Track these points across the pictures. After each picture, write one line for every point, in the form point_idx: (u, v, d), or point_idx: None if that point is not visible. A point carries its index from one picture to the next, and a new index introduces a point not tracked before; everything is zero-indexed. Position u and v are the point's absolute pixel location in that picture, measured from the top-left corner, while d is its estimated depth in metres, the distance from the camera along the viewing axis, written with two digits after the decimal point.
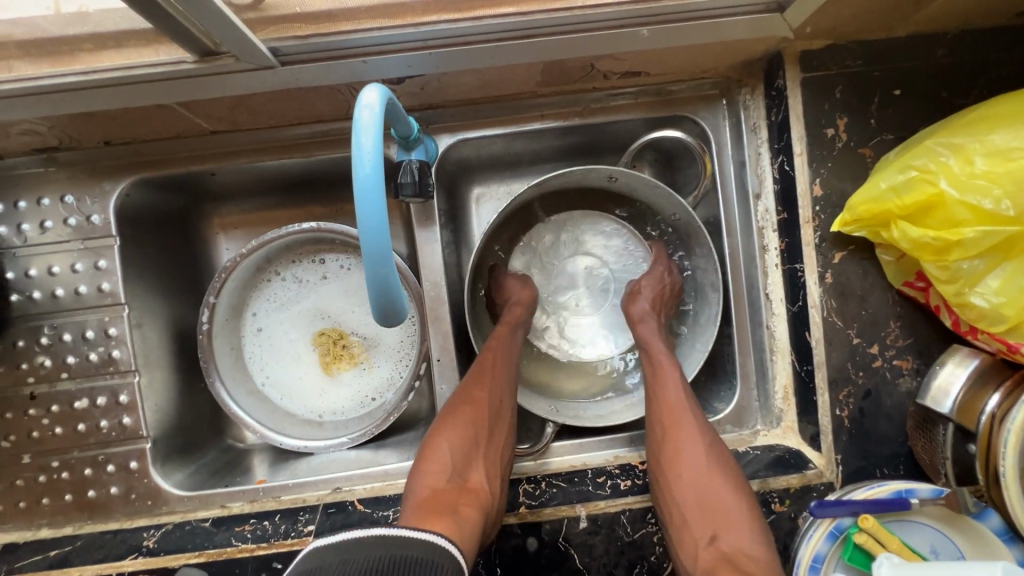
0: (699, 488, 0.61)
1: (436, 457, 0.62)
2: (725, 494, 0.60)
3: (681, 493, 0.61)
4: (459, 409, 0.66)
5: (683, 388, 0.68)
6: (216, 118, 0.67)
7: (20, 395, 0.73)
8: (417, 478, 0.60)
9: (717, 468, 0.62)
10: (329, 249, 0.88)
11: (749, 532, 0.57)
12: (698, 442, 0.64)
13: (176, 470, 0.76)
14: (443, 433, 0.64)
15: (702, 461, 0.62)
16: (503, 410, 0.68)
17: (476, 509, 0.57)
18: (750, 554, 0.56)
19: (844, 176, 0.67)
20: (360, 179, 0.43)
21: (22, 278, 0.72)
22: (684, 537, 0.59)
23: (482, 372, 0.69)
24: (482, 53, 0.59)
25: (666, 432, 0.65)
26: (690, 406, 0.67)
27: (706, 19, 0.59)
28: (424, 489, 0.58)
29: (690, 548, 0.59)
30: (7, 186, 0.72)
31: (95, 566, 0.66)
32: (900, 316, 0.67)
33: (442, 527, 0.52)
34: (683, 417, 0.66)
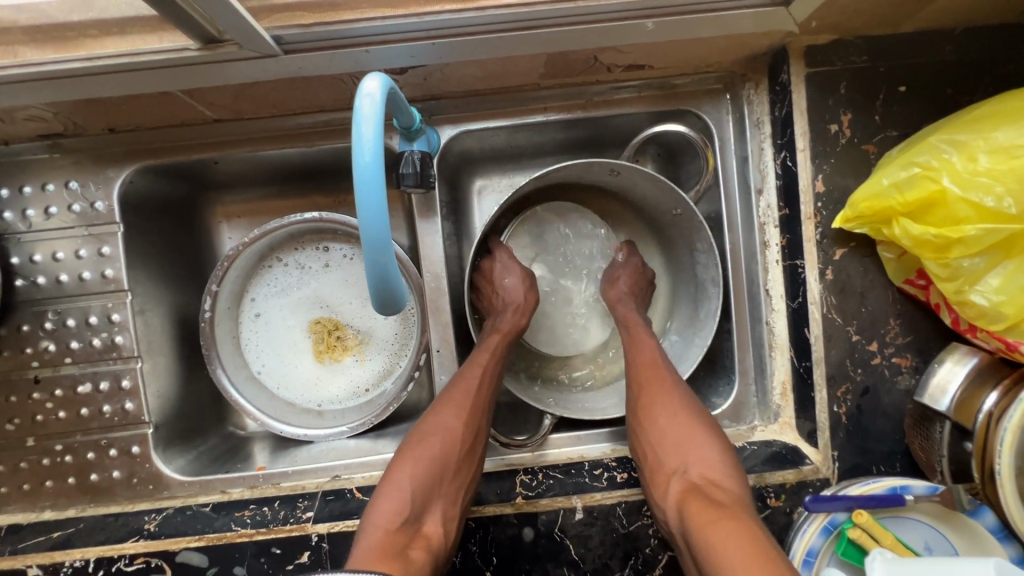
0: (669, 429, 0.62)
1: (395, 492, 0.59)
2: (696, 433, 0.61)
3: (656, 434, 0.63)
4: (428, 441, 0.64)
5: (659, 351, 0.70)
6: (220, 106, 0.67)
7: (25, 378, 0.73)
8: (371, 515, 0.58)
9: (688, 413, 0.63)
10: (331, 238, 0.89)
11: (718, 465, 0.58)
12: (672, 392, 0.65)
13: (177, 455, 0.77)
14: (407, 468, 0.61)
15: (674, 406, 0.64)
16: (474, 447, 0.66)
17: (424, 557, 0.56)
18: (721, 484, 0.56)
19: (847, 172, 0.67)
20: (359, 168, 0.43)
21: (27, 263, 0.73)
22: (657, 472, 0.60)
23: (462, 399, 0.67)
24: (485, 44, 0.59)
25: (642, 386, 0.67)
26: (665, 363, 0.69)
27: (711, 12, 0.59)
28: (378, 529, 0.56)
29: (663, 485, 0.59)
30: (12, 172, 0.73)
31: (97, 548, 0.67)
32: (900, 314, 0.67)
33: (393, 574, 0.51)
34: (656, 372, 0.68)
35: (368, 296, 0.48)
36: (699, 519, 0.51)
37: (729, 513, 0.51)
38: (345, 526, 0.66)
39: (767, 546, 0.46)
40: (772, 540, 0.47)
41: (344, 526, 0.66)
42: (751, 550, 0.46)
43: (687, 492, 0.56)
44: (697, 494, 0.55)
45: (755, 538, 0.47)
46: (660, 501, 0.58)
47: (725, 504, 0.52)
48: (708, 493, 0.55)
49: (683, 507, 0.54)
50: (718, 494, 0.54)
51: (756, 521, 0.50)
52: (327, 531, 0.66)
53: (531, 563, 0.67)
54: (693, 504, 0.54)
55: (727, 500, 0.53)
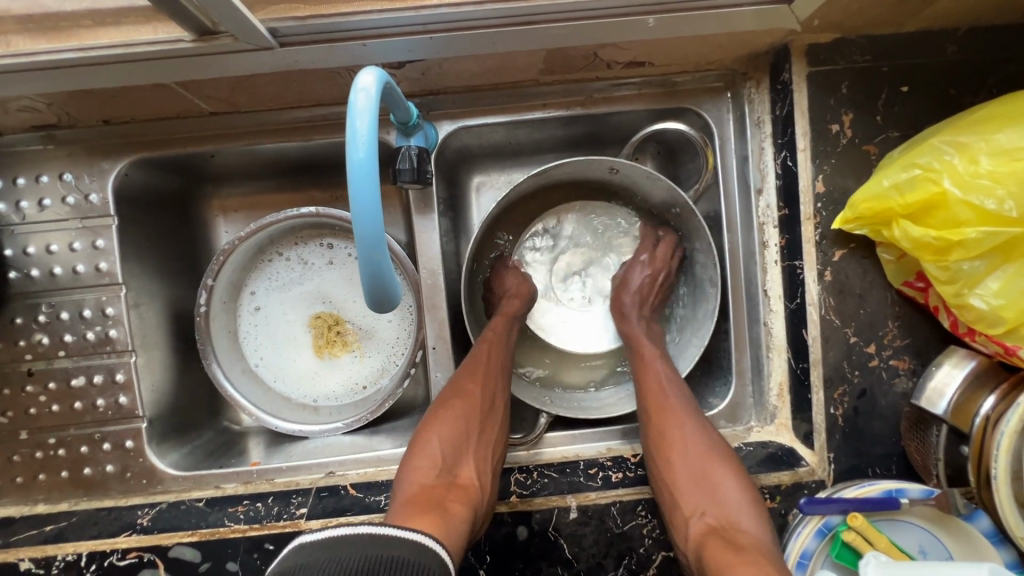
0: (686, 466, 0.61)
1: (424, 454, 0.60)
2: (714, 471, 0.60)
3: (672, 474, 0.62)
4: (451, 404, 0.65)
5: (670, 378, 0.69)
6: (215, 99, 0.66)
7: (18, 371, 0.73)
8: (405, 477, 0.59)
9: (705, 450, 0.62)
10: (331, 233, 0.88)
11: (738, 505, 0.57)
12: (689, 427, 0.64)
13: (172, 449, 0.77)
14: (433, 429, 0.63)
15: (691, 444, 0.63)
16: (495, 405, 0.67)
17: (464, 505, 0.56)
18: (740, 526, 0.55)
19: (848, 172, 0.66)
20: (353, 160, 0.43)
21: (20, 255, 0.72)
22: (675, 514, 0.59)
23: (475, 365, 0.69)
24: (483, 39, 0.59)
25: (653, 419, 0.66)
26: (679, 394, 0.68)
27: (713, 9, 0.58)
28: (412, 486, 0.57)
29: (683, 526, 0.58)
30: (6, 163, 0.72)
31: (89, 542, 0.66)
32: (898, 316, 0.66)
33: (429, 523, 0.51)
34: (672, 405, 0.66)
35: (362, 293, 0.48)
36: (719, 566, 0.51)
37: (749, 557, 0.50)
38: (338, 523, 0.66)
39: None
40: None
41: (337, 522, 0.66)
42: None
43: (708, 536, 0.55)
44: (718, 538, 0.55)
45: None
46: (684, 542, 0.58)
47: (745, 547, 0.52)
48: (729, 537, 0.54)
49: (703, 551, 0.54)
50: (738, 538, 0.54)
51: (777, 566, 0.50)
52: (321, 527, 0.66)
53: (525, 562, 0.66)
54: (713, 550, 0.53)
55: (745, 543, 0.53)
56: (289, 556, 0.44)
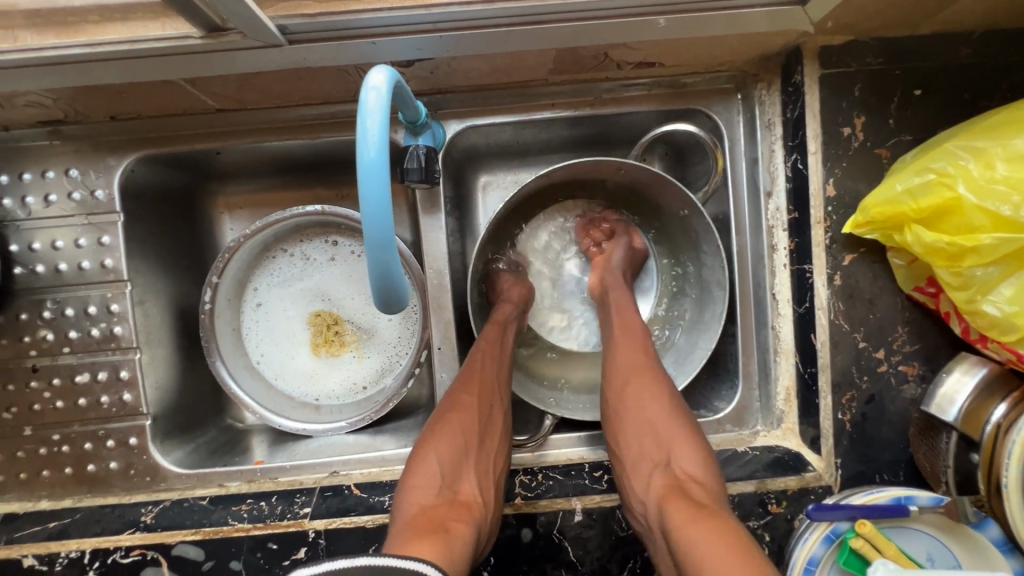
0: (649, 421, 0.61)
1: (422, 472, 0.60)
2: (678, 427, 0.60)
3: (635, 426, 0.61)
4: (447, 420, 0.64)
5: (643, 342, 0.68)
6: (222, 96, 0.66)
7: (22, 367, 0.73)
8: (405, 497, 0.58)
9: (669, 405, 0.62)
10: (338, 232, 0.88)
11: (699, 460, 0.57)
12: (657, 384, 0.63)
13: (175, 447, 0.76)
14: (430, 446, 0.62)
15: (655, 401, 0.62)
16: (493, 418, 0.66)
17: (467, 524, 0.55)
18: (701, 480, 0.55)
19: (859, 176, 0.66)
20: (364, 160, 0.42)
21: (25, 251, 0.72)
22: (635, 466, 0.59)
23: (469, 377, 0.68)
24: (494, 38, 0.58)
25: (622, 373, 0.65)
26: (648, 356, 0.67)
27: (726, 10, 0.58)
28: (412, 507, 0.56)
29: (643, 478, 0.58)
30: (12, 158, 0.72)
31: (92, 540, 0.66)
32: (908, 321, 0.66)
33: (432, 545, 0.50)
34: (641, 363, 0.66)
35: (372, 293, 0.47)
36: (676, 516, 0.50)
37: (710, 511, 0.50)
38: (341, 523, 0.66)
39: (750, 546, 0.46)
40: (753, 542, 0.47)
41: (341, 523, 0.66)
42: (736, 551, 0.45)
43: (667, 488, 0.55)
44: (678, 491, 0.54)
45: (737, 539, 0.46)
46: (640, 494, 0.57)
47: (705, 501, 0.52)
48: (687, 490, 0.54)
49: (663, 502, 0.53)
50: (699, 492, 0.53)
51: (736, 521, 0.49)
52: (325, 527, 0.66)
53: (529, 564, 0.66)
54: (670, 502, 0.53)
55: (706, 497, 0.52)
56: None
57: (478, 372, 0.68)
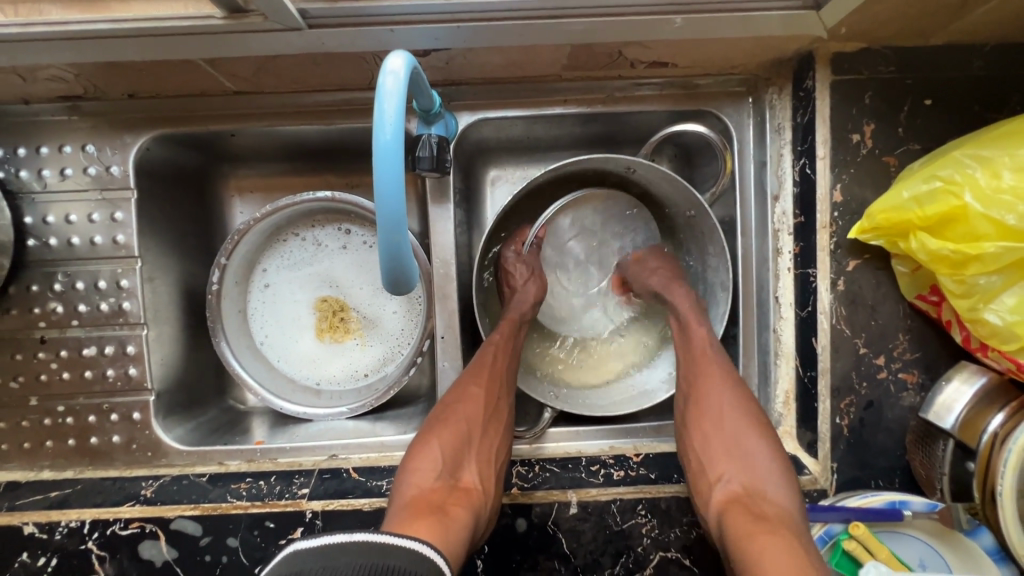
0: (719, 434, 0.62)
1: (423, 457, 0.60)
2: (747, 436, 0.61)
3: (705, 439, 0.63)
4: (453, 410, 0.65)
5: (716, 349, 0.68)
6: (239, 78, 0.67)
7: (30, 338, 0.73)
8: (404, 479, 0.59)
9: (739, 414, 0.62)
10: (348, 219, 0.89)
11: (767, 472, 0.58)
12: (728, 393, 0.64)
13: (177, 424, 0.77)
14: (433, 433, 0.63)
15: (726, 411, 0.63)
16: (499, 409, 0.67)
17: (464, 508, 0.56)
18: (767, 493, 0.57)
19: (866, 183, 0.66)
20: (380, 142, 0.43)
21: (39, 223, 0.73)
22: (700, 478, 0.61)
23: (478, 368, 0.68)
24: (510, 31, 0.58)
25: (693, 380, 0.66)
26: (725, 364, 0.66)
27: (743, 11, 0.58)
28: (411, 489, 0.57)
29: (708, 491, 0.60)
30: (30, 131, 0.72)
31: (92, 510, 0.67)
32: (910, 329, 0.66)
33: (429, 528, 0.51)
34: (709, 370, 0.66)
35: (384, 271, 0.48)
36: (739, 530, 0.52)
37: (769, 525, 0.51)
38: (339, 506, 0.67)
39: (809, 561, 0.47)
40: (813, 556, 0.48)
41: (339, 505, 0.67)
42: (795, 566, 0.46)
43: (731, 502, 0.57)
44: (741, 505, 0.56)
45: (795, 554, 0.47)
46: (704, 504, 0.59)
47: (767, 515, 0.53)
48: (752, 504, 0.55)
49: (724, 516, 0.56)
50: (761, 506, 0.55)
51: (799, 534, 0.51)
52: (321, 508, 0.67)
53: (523, 554, 0.67)
54: (735, 515, 0.54)
55: (767, 512, 0.54)
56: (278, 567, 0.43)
57: (494, 366, 0.69)
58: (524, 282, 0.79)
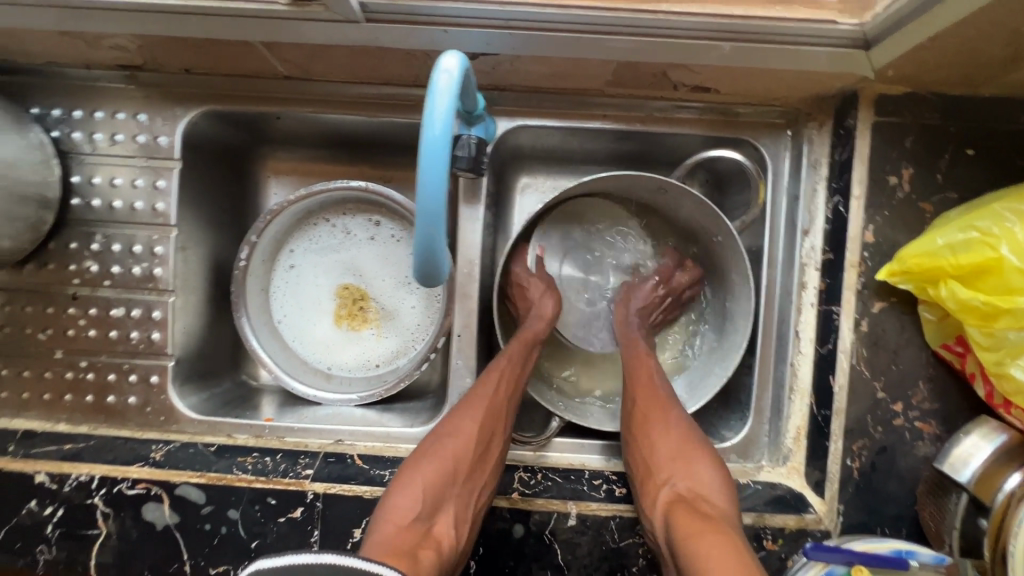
0: (662, 444, 0.63)
1: (406, 491, 0.60)
2: (692, 450, 0.61)
3: (648, 448, 0.63)
4: (441, 446, 0.64)
5: (657, 373, 0.70)
6: (292, 63, 0.69)
7: (63, 293, 0.75)
8: (382, 514, 0.58)
9: (683, 432, 0.63)
10: (379, 212, 0.91)
11: (712, 483, 0.58)
12: (669, 410, 0.66)
13: (192, 392, 0.79)
14: (419, 468, 0.62)
15: (671, 427, 0.64)
16: (488, 454, 0.66)
17: (436, 557, 0.55)
18: (710, 498, 0.56)
19: (900, 227, 0.66)
20: (432, 138, 0.44)
21: (85, 183, 0.75)
22: (647, 483, 0.61)
23: (478, 405, 0.68)
24: (560, 42, 0.59)
25: (638, 395, 0.68)
26: (662, 386, 0.68)
27: (793, 44, 0.58)
28: (388, 524, 0.57)
29: (653, 496, 0.60)
30: (87, 95, 0.75)
31: (103, 467, 0.69)
32: (931, 378, 0.66)
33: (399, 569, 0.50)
34: (654, 391, 0.68)
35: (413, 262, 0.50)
36: (681, 526, 0.52)
37: (714, 523, 0.51)
38: (342, 489, 0.68)
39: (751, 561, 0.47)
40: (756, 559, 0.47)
41: (341, 489, 0.68)
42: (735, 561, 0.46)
43: (675, 503, 0.56)
44: (685, 506, 0.55)
45: (735, 549, 0.47)
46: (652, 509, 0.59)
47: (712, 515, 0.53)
48: (697, 506, 0.55)
49: (668, 518, 0.55)
50: (705, 507, 0.55)
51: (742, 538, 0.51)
52: (324, 490, 0.68)
53: (517, 560, 0.67)
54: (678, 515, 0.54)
55: (713, 513, 0.54)
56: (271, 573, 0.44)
57: (490, 409, 0.68)
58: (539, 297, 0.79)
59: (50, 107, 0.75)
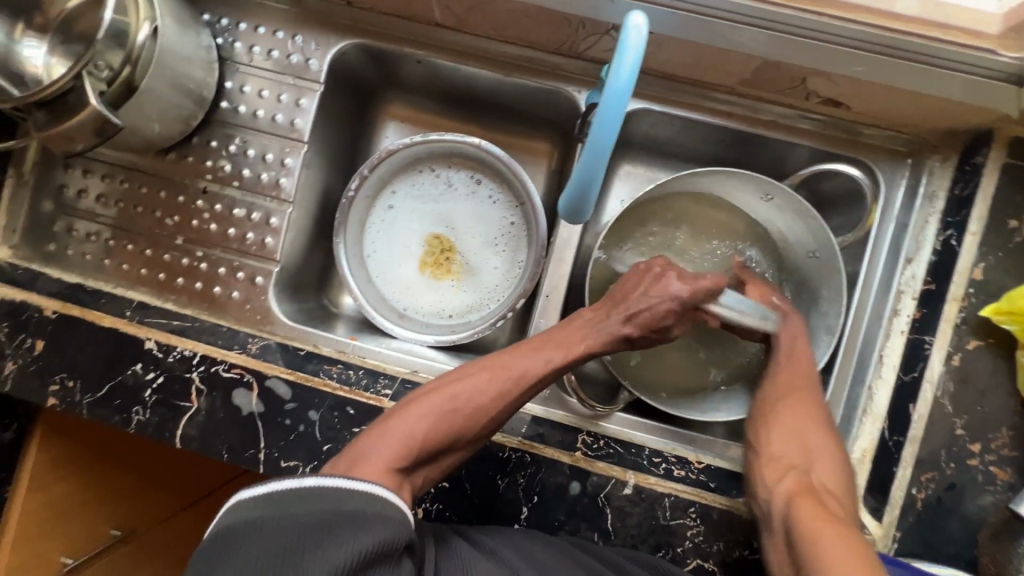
0: (800, 440, 0.66)
1: (405, 429, 0.59)
2: (824, 452, 0.65)
3: (781, 438, 0.67)
4: (457, 396, 0.63)
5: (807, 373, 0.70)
6: (450, 12, 0.74)
7: (195, 186, 0.82)
8: (373, 444, 0.58)
9: (820, 433, 0.67)
10: (483, 172, 0.95)
11: (834, 485, 0.62)
12: (812, 409, 0.68)
13: (287, 301, 0.83)
14: (427, 412, 0.61)
15: (809, 426, 0.67)
16: (499, 419, 0.65)
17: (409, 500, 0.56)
18: (835, 496, 0.60)
19: (1009, 270, 0.67)
20: (616, 87, 0.51)
21: (236, 90, 0.81)
22: (770, 466, 0.66)
23: (511, 369, 0.66)
24: (716, 29, 0.63)
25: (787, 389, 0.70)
26: (810, 385, 0.70)
27: (942, 68, 0.60)
28: (375, 458, 0.56)
29: (775, 477, 0.65)
30: (253, 11, 0.82)
31: (206, 347, 0.75)
32: (1015, 425, 0.66)
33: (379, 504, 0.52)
34: (799, 388, 0.69)
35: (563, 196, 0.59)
36: (804, 509, 0.57)
37: (833, 515, 0.55)
38: None
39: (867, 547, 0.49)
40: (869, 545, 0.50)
41: None
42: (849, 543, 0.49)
43: (797, 489, 0.61)
44: (809, 494, 0.60)
45: (855, 537, 0.50)
46: (769, 484, 0.64)
47: (835, 511, 0.57)
48: (818, 498, 0.59)
49: (790, 500, 0.60)
50: (829, 502, 0.59)
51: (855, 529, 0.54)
52: None
53: (567, 516, 0.70)
54: (802, 500, 0.59)
55: (835, 509, 0.57)
56: (253, 505, 0.46)
57: (514, 389, 0.65)
58: (694, 282, 0.69)
59: (219, 17, 0.82)
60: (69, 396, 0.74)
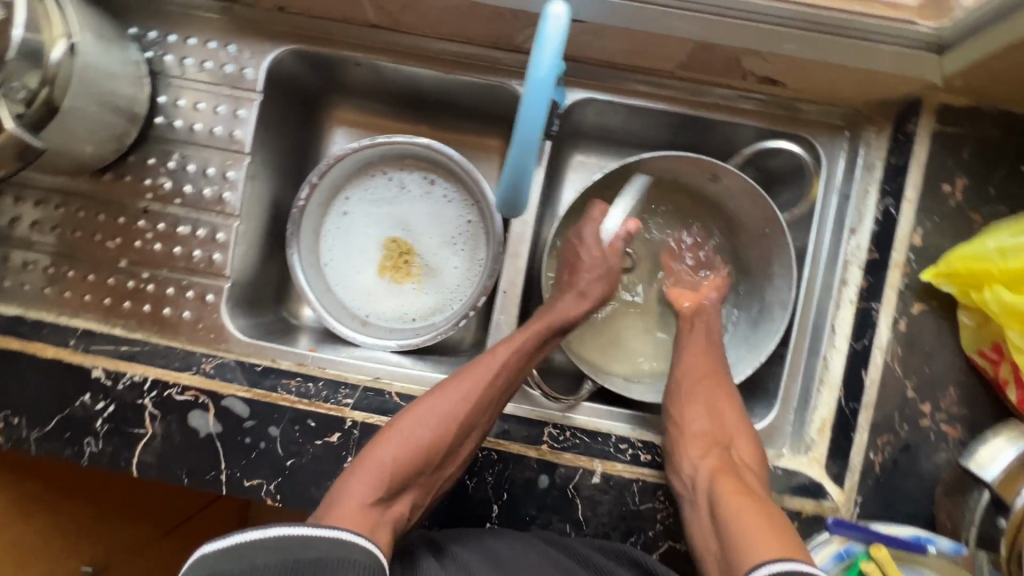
0: (723, 418, 0.70)
1: (372, 466, 0.61)
2: (743, 428, 0.69)
3: (704, 416, 0.70)
4: (419, 425, 0.64)
5: (719, 356, 0.75)
6: (384, 12, 0.73)
7: (135, 206, 0.79)
8: (346, 487, 0.59)
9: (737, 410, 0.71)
10: (437, 172, 0.94)
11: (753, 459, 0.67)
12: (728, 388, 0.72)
13: (241, 316, 0.81)
14: (391, 444, 0.63)
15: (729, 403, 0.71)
16: (466, 440, 0.67)
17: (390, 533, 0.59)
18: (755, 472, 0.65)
19: (946, 233, 0.69)
20: (539, 77, 0.52)
21: (171, 104, 0.79)
22: (694, 443, 0.68)
23: (468, 388, 0.67)
24: (646, 14, 0.63)
25: (704, 371, 0.73)
26: (721, 364, 0.74)
27: (864, 40, 0.62)
28: (349, 501, 0.58)
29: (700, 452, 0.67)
30: (183, 22, 0.80)
31: (157, 371, 0.73)
32: (961, 383, 0.68)
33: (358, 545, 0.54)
34: (714, 370, 0.73)
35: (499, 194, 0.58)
36: (727, 487, 0.60)
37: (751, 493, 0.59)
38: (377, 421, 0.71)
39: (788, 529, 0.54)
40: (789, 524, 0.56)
41: (377, 420, 0.71)
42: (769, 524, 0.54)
43: (721, 467, 0.64)
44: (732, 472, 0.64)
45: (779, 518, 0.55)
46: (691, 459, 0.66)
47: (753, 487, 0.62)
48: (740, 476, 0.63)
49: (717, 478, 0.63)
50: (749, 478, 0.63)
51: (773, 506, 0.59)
52: (362, 420, 0.72)
53: (538, 510, 0.70)
54: (725, 477, 0.62)
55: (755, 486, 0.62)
56: (215, 561, 0.48)
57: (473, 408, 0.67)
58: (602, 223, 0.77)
59: (148, 30, 0.79)
60: (15, 433, 0.71)
